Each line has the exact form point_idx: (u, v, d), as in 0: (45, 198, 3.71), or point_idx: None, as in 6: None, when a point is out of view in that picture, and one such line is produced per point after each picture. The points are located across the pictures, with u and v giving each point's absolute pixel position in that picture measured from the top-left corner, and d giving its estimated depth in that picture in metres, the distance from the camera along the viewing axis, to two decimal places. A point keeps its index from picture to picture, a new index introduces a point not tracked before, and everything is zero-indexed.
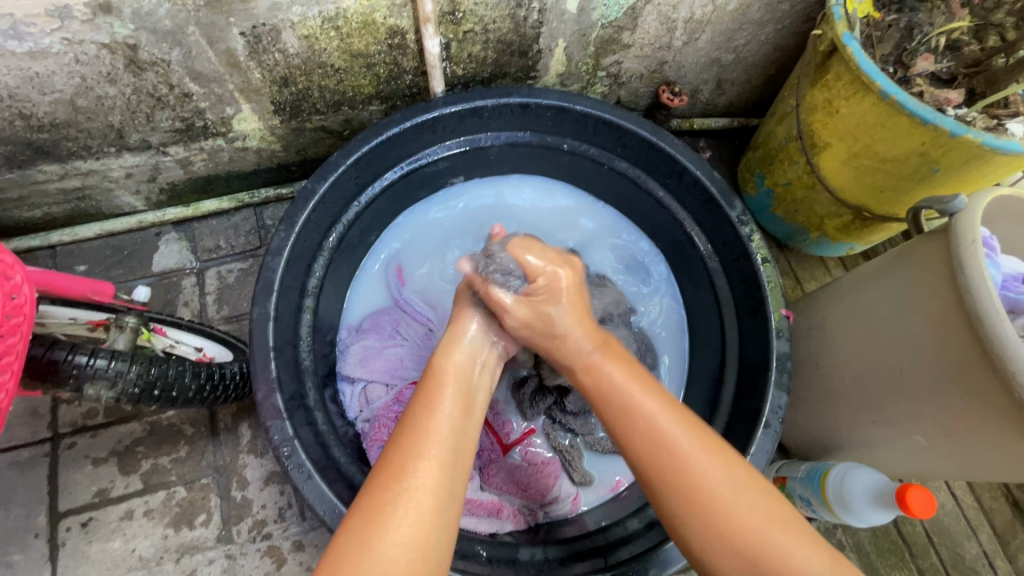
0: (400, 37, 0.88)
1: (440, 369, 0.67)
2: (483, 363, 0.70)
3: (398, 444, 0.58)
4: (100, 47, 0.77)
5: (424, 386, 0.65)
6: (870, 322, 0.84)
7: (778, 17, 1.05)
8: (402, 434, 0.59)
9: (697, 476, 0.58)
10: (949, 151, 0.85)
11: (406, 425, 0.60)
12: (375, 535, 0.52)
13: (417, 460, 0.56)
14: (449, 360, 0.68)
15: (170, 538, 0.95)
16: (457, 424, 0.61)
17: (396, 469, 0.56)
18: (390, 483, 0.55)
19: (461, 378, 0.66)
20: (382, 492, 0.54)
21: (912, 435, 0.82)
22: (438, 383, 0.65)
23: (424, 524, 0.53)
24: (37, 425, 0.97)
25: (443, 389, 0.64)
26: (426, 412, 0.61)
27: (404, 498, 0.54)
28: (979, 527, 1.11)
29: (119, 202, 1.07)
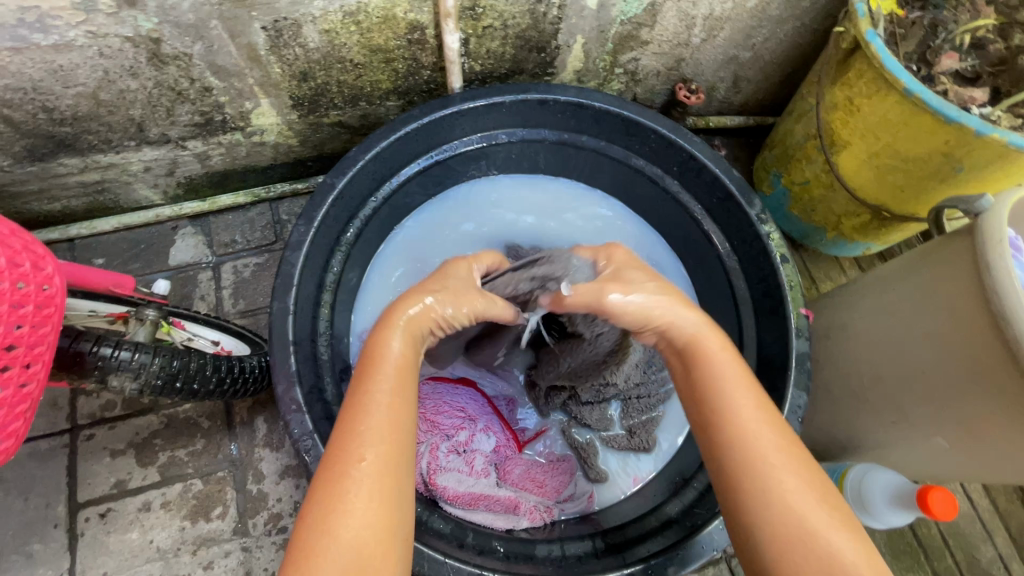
0: (420, 32, 0.88)
1: (379, 351, 0.63)
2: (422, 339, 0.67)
3: (346, 431, 0.56)
4: (123, 41, 0.77)
5: (364, 367, 0.62)
6: (892, 322, 0.83)
7: (798, 14, 1.04)
8: (347, 423, 0.57)
9: (756, 454, 0.55)
10: (974, 150, 0.84)
11: (349, 410, 0.58)
12: (332, 519, 0.50)
13: (366, 445, 0.54)
14: (393, 338, 0.64)
15: (187, 530, 0.95)
16: (399, 408, 0.58)
17: (343, 458, 0.54)
18: (345, 469, 0.53)
19: (407, 366, 0.63)
20: (334, 479, 0.53)
21: (933, 437, 0.82)
22: (378, 367, 0.61)
23: (380, 505, 0.52)
24: (56, 417, 0.98)
25: (386, 366, 0.61)
26: (366, 398, 0.58)
27: (357, 485, 0.52)
28: (995, 530, 1.10)
29: (137, 196, 1.08)
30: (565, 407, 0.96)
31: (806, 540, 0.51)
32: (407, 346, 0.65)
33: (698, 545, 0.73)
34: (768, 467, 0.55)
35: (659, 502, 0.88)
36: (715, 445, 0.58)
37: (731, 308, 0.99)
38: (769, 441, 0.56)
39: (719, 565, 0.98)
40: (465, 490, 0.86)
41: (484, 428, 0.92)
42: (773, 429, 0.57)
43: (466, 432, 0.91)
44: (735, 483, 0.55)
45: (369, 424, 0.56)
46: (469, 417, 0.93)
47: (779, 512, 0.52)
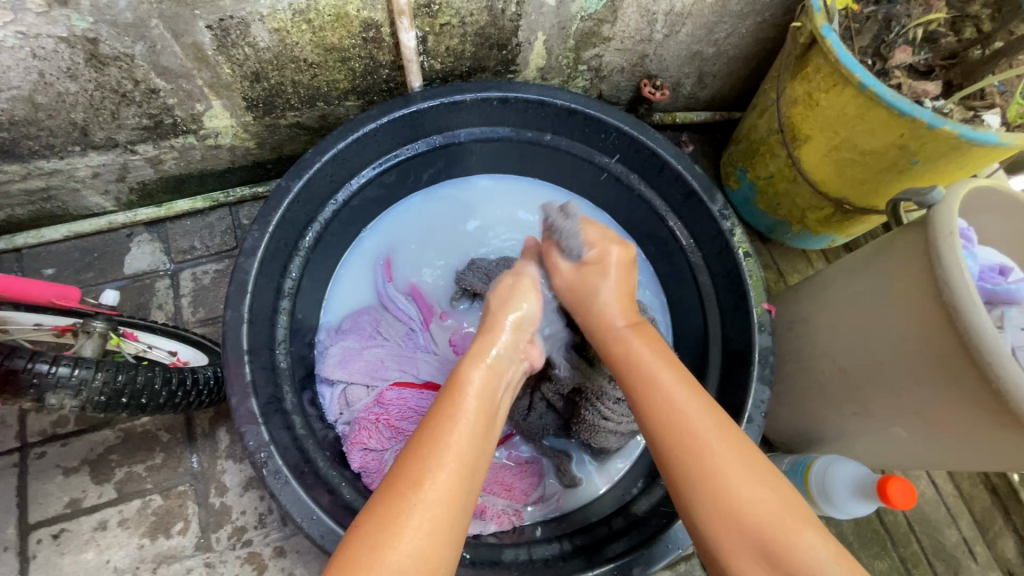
0: (375, 30, 0.86)
1: (462, 381, 0.62)
2: (506, 382, 0.65)
3: (416, 453, 0.54)
4: (58, 41, 0.74)
5: (445, 395, 0.60)
6: (851, 314, 0.84)
7: (758, 10, 1.05)
8: (419, 442, 0.55)
9: (700, 453, 0.56)
10: (928, 142, 0.86)
11: (424, 433, 0.56)
12: (390, 541, 0.49)
13: (435, 470, 0.52)
14: (476, 372, 0.62)
15: (147, 548, 0.92)
16: (478, 443, 0.56)
17: (412, 478, 0.52)
18: (406, 491, 0.51)
19: (487, 392, 0.61)
20: (400, 495, 0.51)
21: (893, 426, 0.83)
22: (458, 400, 0.59)
23: (433, 538, 0.50)
24: (5, 435, 0.94)
25: (465, 400, 0.59)
26: (444, 423, 0.56)
27: (419, 508, 0.50)
28: (959, 514, 1.12)
29: (87, 202, 1.03)
30: (550, 404, 0.88)
31: (744, 525, 0.53)
32: (489, 383, 0.62)
33: (663, 545, 0.73)
34: (726, 489, 0.54)
35: (627, 501, 0.88)
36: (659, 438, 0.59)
37: (697, 305, 0.99)
38: (715, 441, 0.57)
39: (690, 561, 0.98)
40: None
41: None
42: (710, 423, 0.58)
43: None
44: (684, 482, 0.57)
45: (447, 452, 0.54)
46: None
47: (717, 507, 0.54)
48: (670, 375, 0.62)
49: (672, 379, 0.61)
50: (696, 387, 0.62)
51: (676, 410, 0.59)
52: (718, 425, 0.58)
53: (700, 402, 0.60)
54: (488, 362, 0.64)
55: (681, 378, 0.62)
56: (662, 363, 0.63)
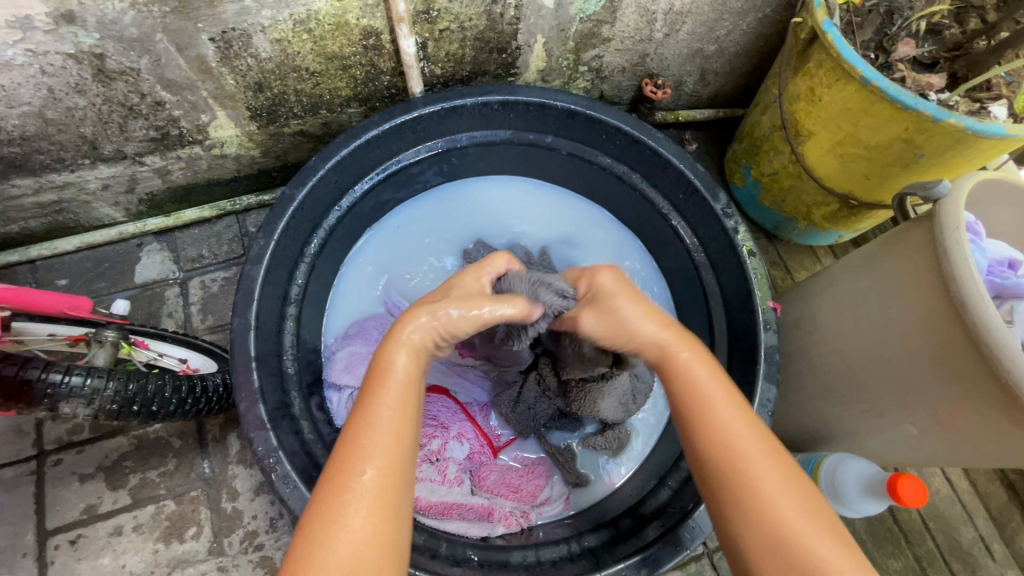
0: (375, 38, 0.87)
1: (387, 361, 0.60)
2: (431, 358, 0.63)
3: (349, 440, 0.54)
4: (66, 58, 0.75)
5: (370, 383, 0.58)
6: (859, 311, 0.83)
7: (759, 6, 1.04)
8: (351, 433, 0.54)
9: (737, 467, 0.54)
10: (933, 135, 0.85)
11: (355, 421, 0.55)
12: (334, 532, 0.49)
13: (365, 463, 0.52)
14: (397, 355, 0.60)
15: (161, 553, 0.94)
16: (402, 425, 0.55)
17: (349, 470, 0.52)
18: (345, 482, 0.51)
19: (408, 378, 0.59)
20: (339, 490, 0.51)
21: (903, 424, 0.82)
22: (383, 381, 0.58)
23: (378, 525, 0.50)
24: (22, 443, 0.96)
25: (389, 389, 0.57)
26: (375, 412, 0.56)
27: (359, 499, 0.51)
28: (975, 512, 1.10)
29: (98, 214, 1.06)
30: (543, 395, 0.91)
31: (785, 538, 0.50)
32: (413, 361, 0.61)
33: (669, 546, 0.73)
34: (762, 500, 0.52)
35: (635, 502, 0.88)
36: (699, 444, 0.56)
37: (702, 304, 0.99)
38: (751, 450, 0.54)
39: (701, 561, 0.98)
40: (438, 499, 0.86)
41: (457, 435, 0.92)
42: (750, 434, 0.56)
43: (439, 441, 0.91)
44: (723, 493, 0.54)
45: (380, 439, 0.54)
46: (442, 425, 0.92)
47: (761, 525, 0.51)
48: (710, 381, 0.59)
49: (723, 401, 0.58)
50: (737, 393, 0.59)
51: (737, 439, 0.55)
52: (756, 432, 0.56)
53: (743, 410, 0.57)
54: (406, 345, 0.61)
55: (718, 384, 0.59)
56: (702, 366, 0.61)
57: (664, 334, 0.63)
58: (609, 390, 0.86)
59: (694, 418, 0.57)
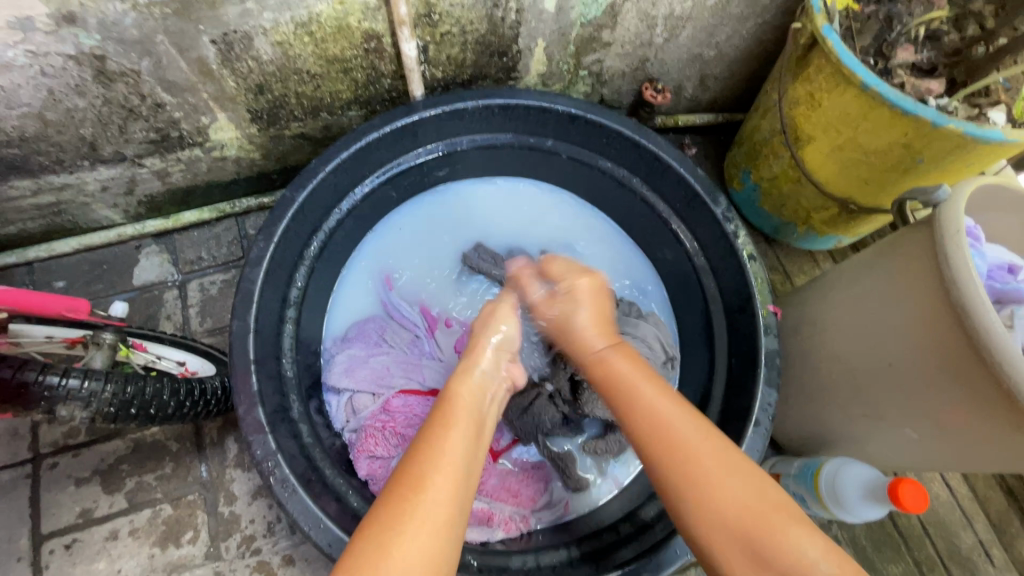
0: (376, 41, 0.87)
1: (455, 393, 0.65)
2: (495, 397, 0.69)
3: (417, 458, 0.55)
4: (66, 59, 0.75)
5: (438, 410, 0.62)
6: (859, 315, 0.83)
7: (758, 12, 1.04)
8: (420, 449, 0.56)
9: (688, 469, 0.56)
10: (932, 141, 0.85)
11: (421, 443, 0.57)
12: (392, 540, 0.49)
13: (433, 474, 0.53)
14: (464, 386, 0.66)
15: (157, 557, 0.93)
16: (469, 451, 0.58)
17: (416, 479, 0.53)
18: (407, 493, 0.52)
19: (474, 404, 0.64)
20: (401, 502, 0.51)
21: (903, 428, 0.82)
22: (450, 409, 0.63)
23: (438, 537, 0.50)
24: (18, 446, 0.95)
25: (459, 413, 0.62)
26: (441, 431, 0.59)
27: (423, 511, 0.51)
28: (975, 517, 1.10)
29: (97, 216, 1.05)
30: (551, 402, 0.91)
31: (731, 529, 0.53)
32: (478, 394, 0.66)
33: (670, 551, 0.73)
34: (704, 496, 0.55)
35: (636, 506, 0.88)
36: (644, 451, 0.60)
37: (701, 307, 0.99)
38: (687, 448, 0.57)
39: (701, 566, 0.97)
40: None
41: None
42: (695, 437, 0.58)
43: None
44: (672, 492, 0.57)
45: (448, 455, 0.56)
46: None
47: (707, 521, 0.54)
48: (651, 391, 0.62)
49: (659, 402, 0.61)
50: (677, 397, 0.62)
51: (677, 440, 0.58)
52: (703, 432, 0.59)
53: (678, 413, 0.60)
54: (475, 376, 0.68)
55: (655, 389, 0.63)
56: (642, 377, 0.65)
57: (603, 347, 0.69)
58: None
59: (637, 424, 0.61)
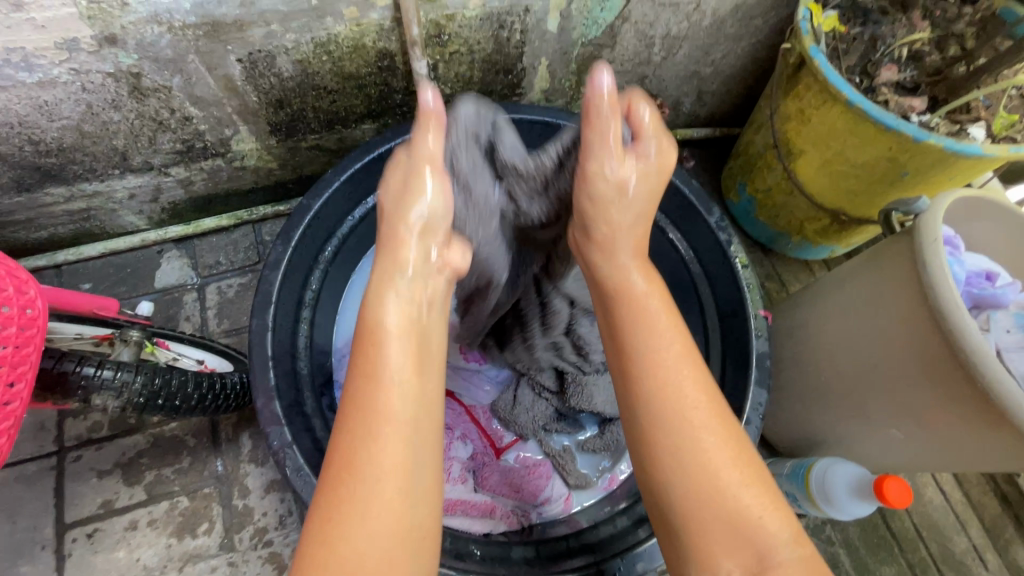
0: (389, 59, 0.93)
1: (377, 323, 0.58)
2: (431, 298, 0.61)
3: (351, 426, 0.54)
4: (105, 76, 0.81)
5: (363, 349, 0.57)
6: (846, 320, 0.87)
7: (751, 32, 1.10)
8: (353, 413, 0.54)
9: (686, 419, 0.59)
10: (915, 155, 0.89)
11: (355, 395, 0.55)
12: (337, 525, 0.50)
13: (377, 439, 0.53)
14: (390, 317, 0.58)
15: (174, 547, 0.97)
16: (413, 397, 0.55)
17: (360, 450, 0.53)
18: (343, 476, 0.52)
19: (410, 334, 0.58)
20: (338, 483, 0.52)
21: (889, 429, 0.85)
22: (378, 349, 0.57)
23: (393, 510, 0.52)
24: (44, 439, 1.00)
25: (388, 351, 0.57)
26: (370, 388, 0.55)
27: (367, 483, 0.52)
28: (967, 521, 1.13)
29: (123, 221, 1.11)
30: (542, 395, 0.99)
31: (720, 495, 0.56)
32: (406, 319, 0.58)
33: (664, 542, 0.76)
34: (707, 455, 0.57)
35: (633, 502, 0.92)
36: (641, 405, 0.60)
37: (697, 312, 1.03)
38: (698, 411, 0.59)
39: None
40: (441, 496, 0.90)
41: (462, 436, 0.98)
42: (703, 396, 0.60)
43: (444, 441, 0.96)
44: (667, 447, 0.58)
45: (383, 419, 0.54)
46: (447, 427, 0.98)
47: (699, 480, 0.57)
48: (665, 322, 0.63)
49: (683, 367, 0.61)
50: (690, 343, 0.63)
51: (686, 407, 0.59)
52: (696, 383, 0.61)
53: (697, 375, 0.61)
54: (399, 296, 0.58)
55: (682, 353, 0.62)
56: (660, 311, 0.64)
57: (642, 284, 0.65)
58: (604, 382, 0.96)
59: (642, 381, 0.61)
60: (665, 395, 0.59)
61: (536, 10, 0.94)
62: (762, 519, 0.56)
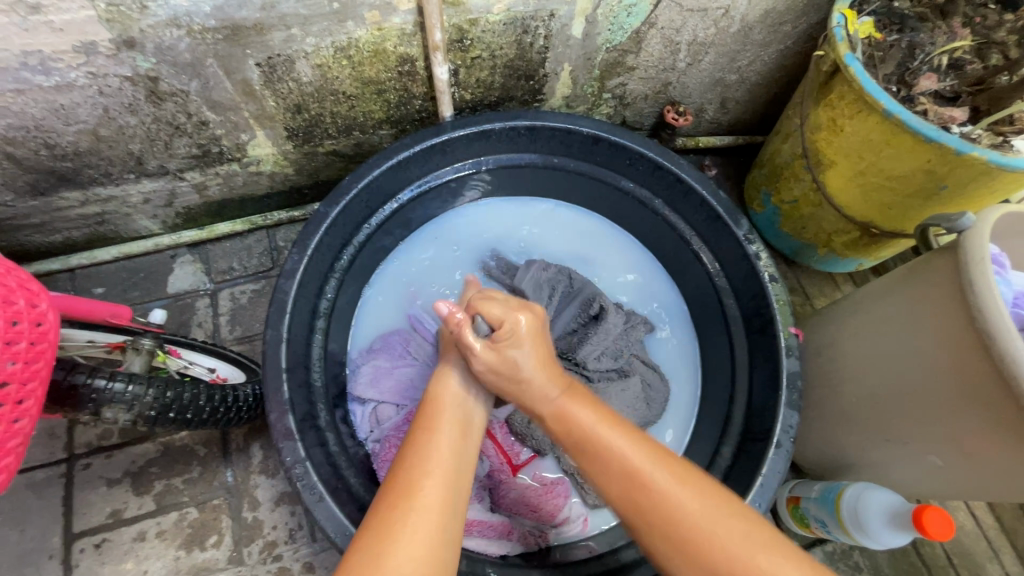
0: (410, 65, 0.90)
1: (437, 398, 0.71)
2: (478, 394, 0.74)
3: (406, 466, 0.61)
4: (123, 80, 0.80)
5: (426, 411, 0.70)
6: (882, 339, 0.83)
7: (780, 38, 1.06)
8: (408, 456, 0.62)
9: (664, 513, 0.59)
10: (955, 168, 0.86)
11: (411, 448, 0.64)
12: (387, 547, 0.54)
13: (424, 480, 0.59)
14: (447, 391, 0.72)
15: (182, 560, 0.95)
16: (456, 451, 0.64)
17: (410, 482, 0.59)
18: (399, 500, 0.57)
19: (459, 406, 0.71)
20: (392, 512, 0.56)
21: (927, 454, 0.81)
22: (436, 414, 0.69)
23: (432, 537, 0.56)
24: (54, 446, 0.99)
25: (442, 416, 0.68)
26: (427, 438, 0.65)
27: (413, 514, 0.56)
28: (1002, 549, 1.08)
29: (137, 226, 1.10)
30: None
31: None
32: (460, 397, 0.72)
33: None
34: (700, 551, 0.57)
35: None
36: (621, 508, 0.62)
37: (722, 327, 1.00)
38: (688, 510, 0.59)
39: None
40: None
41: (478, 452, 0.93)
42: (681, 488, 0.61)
43: None
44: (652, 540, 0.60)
45: (433, 462, 0.62)
46: None
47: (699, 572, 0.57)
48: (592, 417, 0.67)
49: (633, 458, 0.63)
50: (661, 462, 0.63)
51: (672, 511, 0.59)
52: (673, 471, 0.62)
53: (680, 480, 0.61)
54: (453, 375, 0.74)
55: (657, 460, 0.63)
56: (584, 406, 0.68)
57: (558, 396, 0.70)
58: (613, 390, 0.94)
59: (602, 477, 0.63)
60: (658, 503, 0.60)
61: (562, 15, 0.91)
62: None
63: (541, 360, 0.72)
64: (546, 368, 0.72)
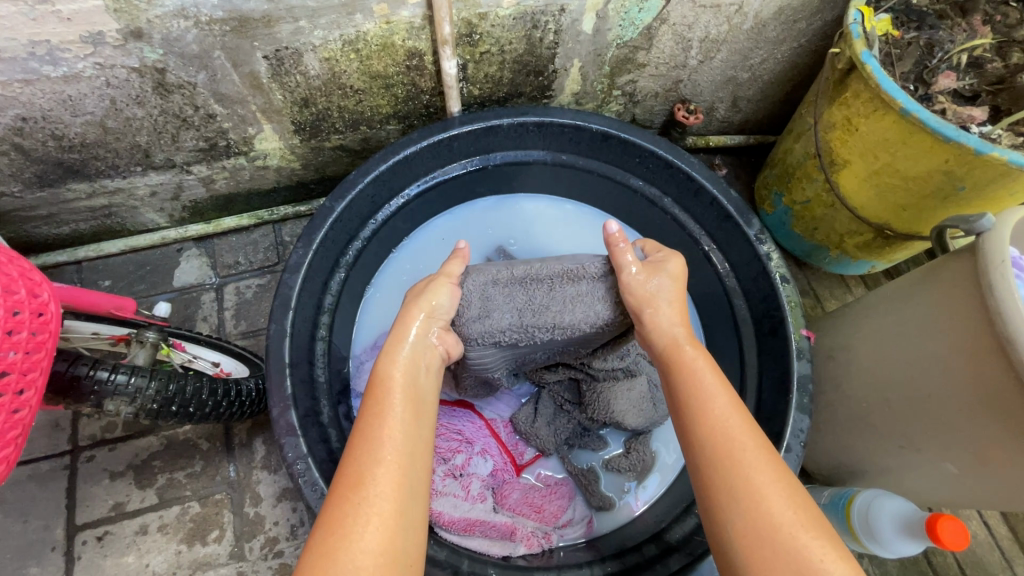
0: (418, 59, 0.90)
1: (387, 376, 0.65)
2: (427, 366, 0.70)
3: (357, 455, 0.56)
4: (130, 71, 0.79)
5: (371, 394, 0.63)
6: (897, 343, 0.82)
7: (794, 36, 1.04)
8: (358, 443, 0.58)
9: (736, 464, 0.55)
10: (974, 168, 0.84)
11: (360, 434, 0.59)
12: (341, 545, 0.50)
13: (375, 469, 0.55)
14: (395, 368, 0.66)
15: (184, 554, 0.95)
16: (411, 434, 0.59)
17: (359, 471, 0.55)
18: (350, 493, 0.53)
19: (408, 385, 0.65)
20: (345, 503, 0.53)
21: (941, 461, 0.79)
22: (383, 397, 0.62)
23: (387, 530, 0.52)
24: (58, 438, 0.99)
25: (393, 397, 0.62)
26: (378, 424, 0.59)
27: (363, 507, 0.52)
28: (1016, 560, 1.05)
29: (143, 219, 1.10)
30: (562, 407, 0.95)
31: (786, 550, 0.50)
32: (408, 376, 0.66)
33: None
34: (761, 515, 0.52)
35: (661, 528, 0.87)
36: (693, 453, 0.59)
37: (731, 329, 0.98)
38: (760, 469, 0.55)
39: None
40: (460, 515, 0.86)
41: (482, 451, 0.93)
42: (759, 449, 0.57)
43: (463, 456, 0.92)
44: (716, 497, 0.55)
45: (385, 449, 0.57)
46: (466, 440, 0.93)
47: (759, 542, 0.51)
48: (712, 380, 0.63)
49: (730, 408, 0.60)
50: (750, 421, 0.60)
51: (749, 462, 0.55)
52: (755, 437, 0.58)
53: (759, 440, 0.58)
54: (404, 352, 0.68)
55: (737, 413, 0.60)
56: (708, 371, 0.64)
57: (679, 329, 0.70)
58: (621, 390, 0.90)
59: (691, 418, 0.60)
60: (729, 453, 0.56)
61: (572, 10, 0.90)
62: (819, 562, 0.49)
63: (673, 298, 0.73)
64: (677, 308, 0.72)
